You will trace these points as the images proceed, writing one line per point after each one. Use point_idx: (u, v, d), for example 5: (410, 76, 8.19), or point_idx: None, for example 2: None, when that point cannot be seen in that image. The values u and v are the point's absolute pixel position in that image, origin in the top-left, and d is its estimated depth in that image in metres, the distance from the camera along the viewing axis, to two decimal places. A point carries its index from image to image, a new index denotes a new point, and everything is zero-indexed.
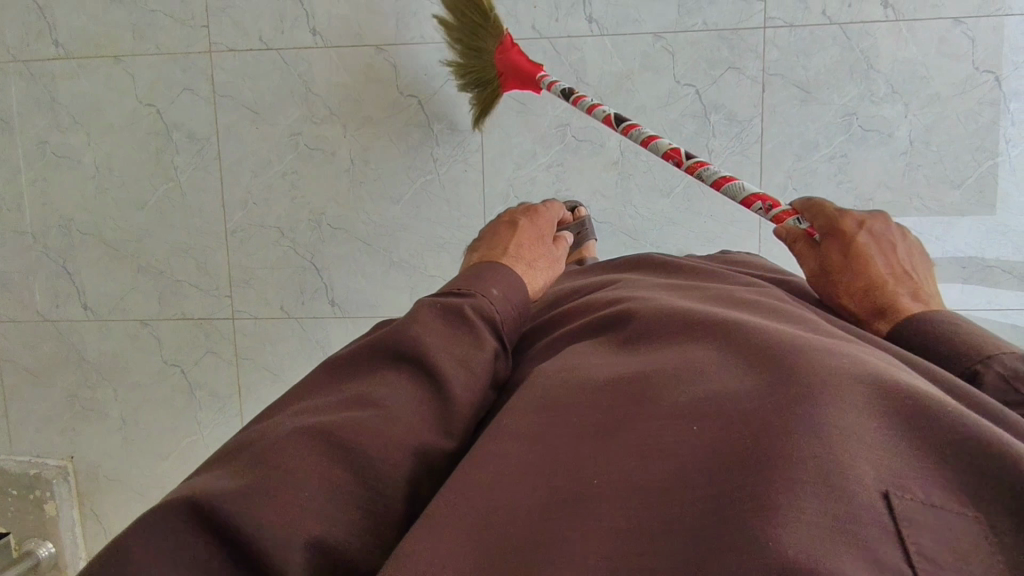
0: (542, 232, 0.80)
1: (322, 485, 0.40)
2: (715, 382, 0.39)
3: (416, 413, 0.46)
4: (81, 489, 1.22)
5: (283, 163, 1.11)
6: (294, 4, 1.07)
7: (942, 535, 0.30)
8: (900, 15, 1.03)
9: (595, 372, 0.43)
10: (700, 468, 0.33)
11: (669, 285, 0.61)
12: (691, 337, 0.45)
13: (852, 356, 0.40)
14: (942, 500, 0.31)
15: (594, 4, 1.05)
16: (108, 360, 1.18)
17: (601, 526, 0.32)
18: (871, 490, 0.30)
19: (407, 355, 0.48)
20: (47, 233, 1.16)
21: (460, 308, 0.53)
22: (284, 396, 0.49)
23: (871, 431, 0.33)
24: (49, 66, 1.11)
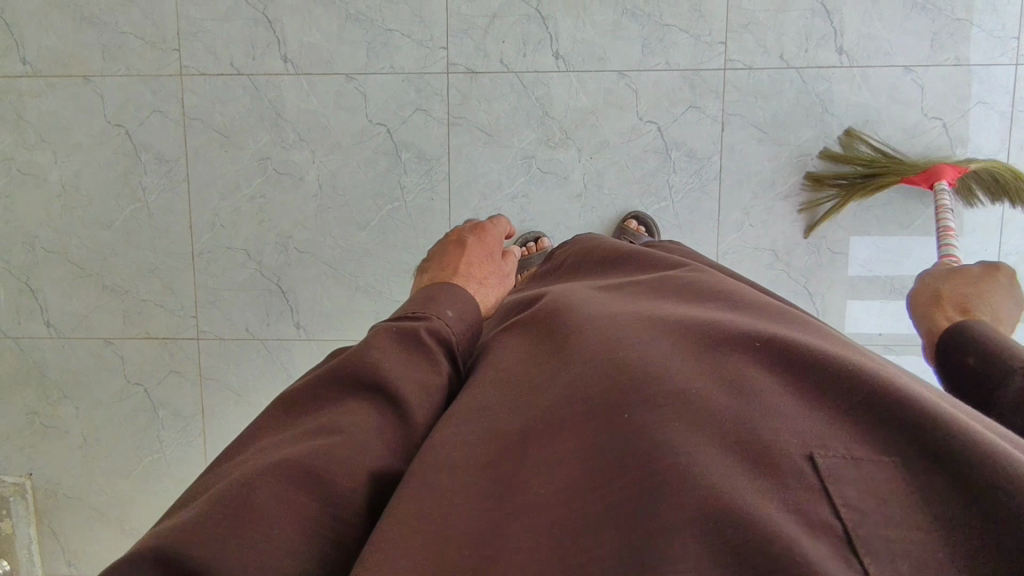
0: (490, 249, 0.85)
1: (289, 519, 0.42)
2: (647, 363, 0.43)
3: (379, 434, 0.49)
4: (38, 507, 1.21)
5: (252, 186, 1.12)
6: (266, 30, 1.09)
7: (864, 482, 0.34)
8: (854, 61, 1.08)
9: (543, 376, 0.48)
10: (637, 444, 0.37)
11: (608, 283, 0.66)
12: (629, 327, 0.50)
13: (775, 332, 0.45)
14: (863, 451, 0.35)
15: (561, 41, 1.08)
16: (70, 378, 1.17)
17: (559, 518, 0.36)
18: (795, 461, 0.35)
19: (368, 381, 0.51)
20: (10, 249, 1.16)
21: (416, 331, 0.56)
22: (241, 435, 0.51)
23: (787, 409, 0.38)
24: (17, 83, 1.11)
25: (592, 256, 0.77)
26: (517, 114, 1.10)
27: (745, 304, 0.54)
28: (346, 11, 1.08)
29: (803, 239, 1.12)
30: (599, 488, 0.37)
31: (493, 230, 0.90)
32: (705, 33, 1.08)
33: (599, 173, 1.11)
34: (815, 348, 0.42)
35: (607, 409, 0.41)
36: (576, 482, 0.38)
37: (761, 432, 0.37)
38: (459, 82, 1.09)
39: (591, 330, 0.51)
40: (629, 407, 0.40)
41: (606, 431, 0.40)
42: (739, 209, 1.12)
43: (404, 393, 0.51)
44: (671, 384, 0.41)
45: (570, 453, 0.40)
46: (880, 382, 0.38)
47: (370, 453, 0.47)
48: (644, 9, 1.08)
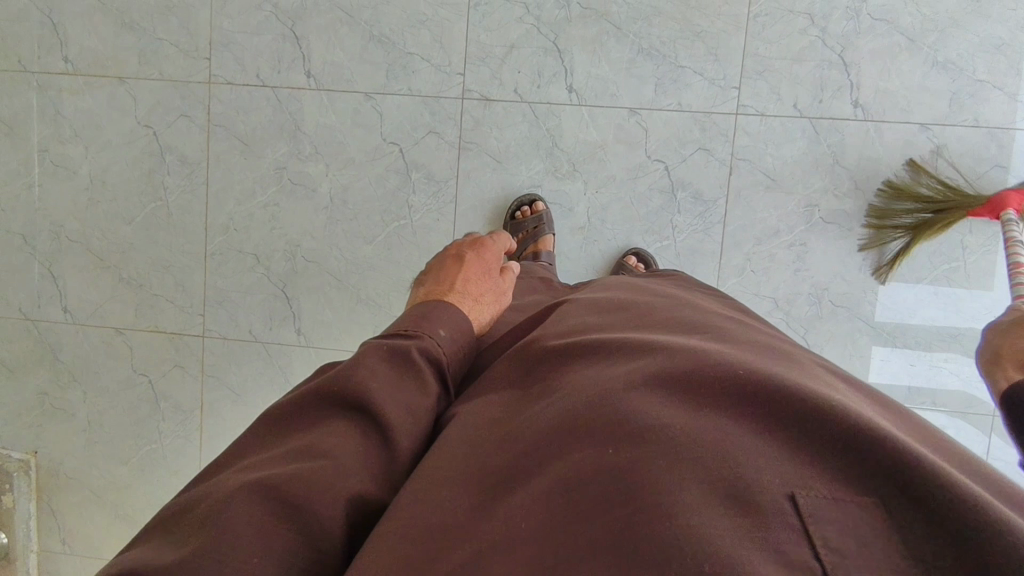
0: (490, 265, 0.84)
1: (264, 542, 0.43)
2: (639, 403, 0.44)
3: (362, 455, 0.50)
4: (40, 484, 1.26)
5: (266, 194, 1.16)
6: (293, 46, 1.13)
7: (846, 522, 0.33)
8: (869, 115, 1.07)
9: (541, 411, 0.48)
10: (617, 481, 0.37)
11: (609, 314, 0.67)
12: (628, 365, 0.50)
13: (759, 368, 0.45)
14: (847, 492, 0.35)
15: (575, 75, 1.10)
16: (80, 363, 1.22)
17: (532, 546, 0.36)
18: (776, 497, 0.35)
19: (357, 401, 0.52)
20: (37, 235, 1.21)
21: (407, 350, 0.57)
22: (227, 451, 0.52)
23: (763, 446, 0.38)
24: (57, 80, 1.17)
25: (598, 284, 0.81)
26: (526, 143, 1.12)
27: (753, 348, 0.54)
28: (370, 32, 1.12)
29: (804, 289, 1.11)
30: (579, 523, 0.36)
31: (493, 247, 0.88)
32: (719, 76, 1.08)
33: (603, 208, 1.12)
34: (794, 385, 0.42)
35: (590, 446, 0.41)
36: (557, 516, 0.37)
37: (745, 469, 0.36)
38: (472, 108, 1.12)
39: (578, 375, 0.52)
40: (613, 445, 0.40)
41: (585, 467, 0.39)
42: (741, 253, 1.11)
43: (391, 417, 0.52)
44: (660, 421, 0.41)
45: (549, 488, 0.39)
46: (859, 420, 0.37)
47: (352, 476, 0.48)
48: (659, 49, 1.09)
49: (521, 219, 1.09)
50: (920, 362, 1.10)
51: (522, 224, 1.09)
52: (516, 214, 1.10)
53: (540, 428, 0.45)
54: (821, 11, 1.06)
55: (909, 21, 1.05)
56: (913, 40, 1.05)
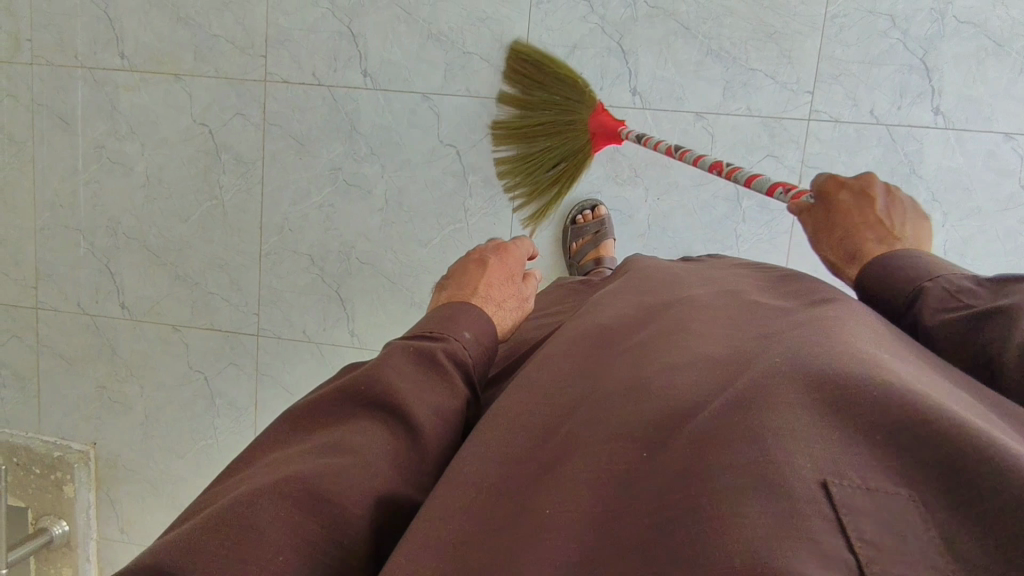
0: (513, 271, 0.81)
1: (293, 540, 0.43)
2: (672, 394, 0.41)
3: (387, 452, 0.49)
4: (100, 474, 1.29)
5: (322, 195, 1.15)
6: (350, 44, 1.11)
7: (886, 517, 0.30)
8: (950, 123, 1.02)
9: (572, 403, 0.46)
10: (649, 485, 0.36)
11: (648, 296, 0.64)
12: (663, 351, 0.48)
13: (806, 344, 0.41)
14: (887, 480, 0.31)
15: (640, 78, 1.07)
16: (138, 358, 1.24)
17: (565, 558, 0.35)
18: (806, 482, 0.31)
19: (382, 401, 0.52)
20: (94, 232, 1.22)
21: (432, 353, 0.56)
22: (254, 444, 0.52)
23: (800, 422, 0.34)
24: (114, 76, 1.17)
25: (635, 265, 0.78)
26: None
27: (789, 316, 0.50)
28: (428, 30, 1.09)
29: None
30: (619, 533, 0.34)
31: (517, 252, 0.84)
32: (791, 80, 1.04)
33: (666, 216, 1.09)
34: (841, 359, 0.37)
35: (629, 450, 0.39)
36: (600, 526, 0.36)
37: (773, 447, 0.33)
38: None
39: (618, 365, 0.49)
40: (648, 446, 0.38)
41: (626, 475, 0.37)
42: (808, 265, 1.08)
43: (416, 416, 0.51)
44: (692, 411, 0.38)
45: (586, 491, 0.38)
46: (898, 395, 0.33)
47: (377, 475, 0.47)
48: (729, 51, 1.04)
49: (582, 223, 1.08)
50: None
51: (583, 228, 1.07)
52: (578, 218, 1.09)
53: (574, 425, 0.44)
54: (904, 13, 1.00)
55: (998, 24, 0.99)
56: (1001, 44, 0.99)
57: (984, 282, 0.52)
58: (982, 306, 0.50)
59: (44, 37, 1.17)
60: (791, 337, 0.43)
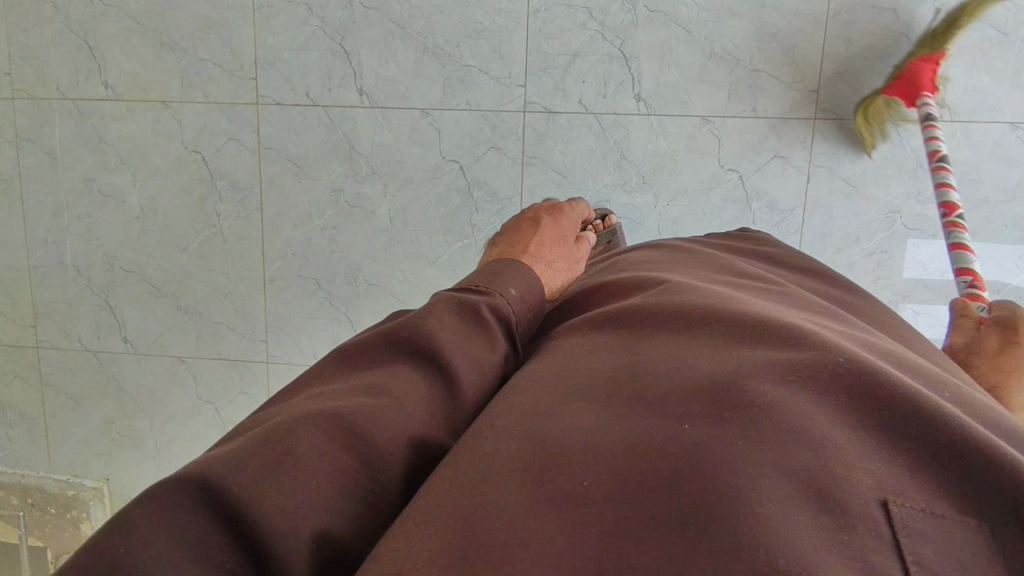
0: (565, 233, 0.76)
1: (325, 476, 0.36)
2: (704, 378, 0.38)
3: (426, 399, 0.43)
4: (115, 509, 1.27)
5: (323, 217, 1.13)
6: (343, 62, 1.08)
7: (950, 548, 0.27)
8: (955, 116, 1.02)
9: (591, 374, 0.43)
10: (679, 456, 0.31)
11: (672, 274, 0.60)
12: (689, 340, 0.44)
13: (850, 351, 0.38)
14: (946, 506, 0.28)
15: (643, 84, 1.05)
16: (146, 392, 1.22)
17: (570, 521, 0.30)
18: (863, 500, 0.28)
19: (427, 348, 0.45)
20: (90, 267, 1.19)
21: (478, 306, 0.50)
22: (290, 382, 0.46)
23: (857, 441, 0.32)
24: (98, 106, 1.13)
25: (667, 244, 0.74)
26: (594, 158, 1.08)
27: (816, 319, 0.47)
28: (424, 44, 1.07)
29: (885, 295, 1.08)
30: (644, 500, 0.30)
31: (569, 213, 0.81)
32: (796, 79, 1.03)
33: (676, 221, 1.09)
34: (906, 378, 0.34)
35: (658, 421, 0.35)
36: (620, 484, 0.31)
37: (832, 462, 0.30)
38: (536, 121, 1.07)
39: (652, 349, 0.44)
40: (678, 421, 0.34)
41: (656, 442, 0.33)
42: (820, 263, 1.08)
43: (458, 368, 0.45)
44: (734, 397, 0.35)
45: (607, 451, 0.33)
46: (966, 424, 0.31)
47: (415, 420, 0.41)
48: (733, 53, 1.03)
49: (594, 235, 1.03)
50: None
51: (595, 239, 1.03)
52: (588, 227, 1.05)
53: (593, 395, 0.40)
54: (907, 6, 0.99)
55: (1002, 13, 0.98)
56: (1006, 33, 0.98)
57: None
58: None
59: (24, 71, 1.13)
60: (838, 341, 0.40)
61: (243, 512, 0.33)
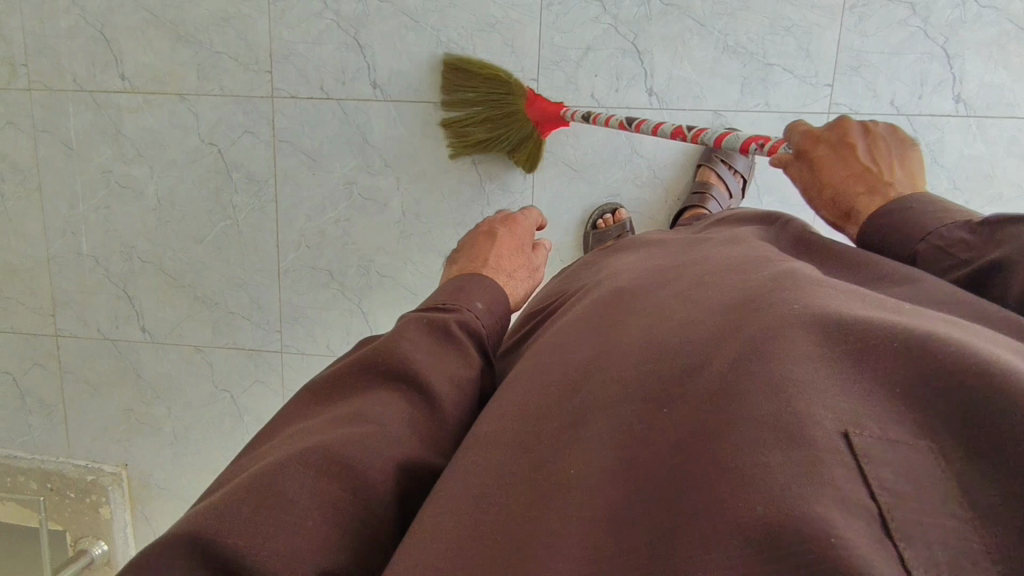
0: (522, 242, 0.82)
1: (317, 507, 0.43)
2: (691, 355, 0.41)
3: (407, 423, 0.50)
4: (133, 494, 1.30)
5: (336, 210, 1.14)
6: (357, 55, 1.08)
7: (906, 464, 0.29)
8: (971, 111, 1.01)
9: (589, 362, 0.47)
10: (674, 442, 0.36)
11: (654, 262, 0.65)
12: (681, 315, 0.48)
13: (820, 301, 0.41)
14: (903, 431, 0.30)
15: (656, 78, 1.05)
16: (163, 380, 1.24)
17: (587, 519, 0.35)
18: (824, 432, 0.30)
19: (400, 374, 0.52)
20: (109, 257, 1.20)
21: (445, 325, 0.57)
22: (277, 419, 0.53)
23: (820, 374, 0.34)
24: (116, 98, 1.14)
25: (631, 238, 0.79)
26: (604, 151, 1.08)
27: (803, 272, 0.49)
28: (438, 38, 1.07)
29: None
30: (643, 494, 0.35)
31: (524, 223, 0.86)
32: (810, 73, 1.02)
33: None
34: (856, 315, 0.37)
35: (655, 409, 0.39)
36: (623, 485, 0.36)
37: (796, 400, 0.32)
38: None
39: (632, 330, 0.49)
40: (668, 405, 0.39)
41: (643, 437, 0.38)
42: None
43: (434, 388, 0.52)
44: (713, 366, 0.39)
45: (614, 449, 0.38)
46: (918, 348, 0.33)
47: (399, 446, 0.48)
48: (746, 47, 1.02)
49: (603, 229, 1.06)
50: None
51: (604, 233, 1.06)
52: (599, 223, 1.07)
53: (595, 387, 0.44)
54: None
55: (1020, 7, 0.97)
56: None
57: (976, 228, 0.58)
58: (980, 260, 0.55)
59: (41, 62, 1.14)
60: (808, 295, 0.43)
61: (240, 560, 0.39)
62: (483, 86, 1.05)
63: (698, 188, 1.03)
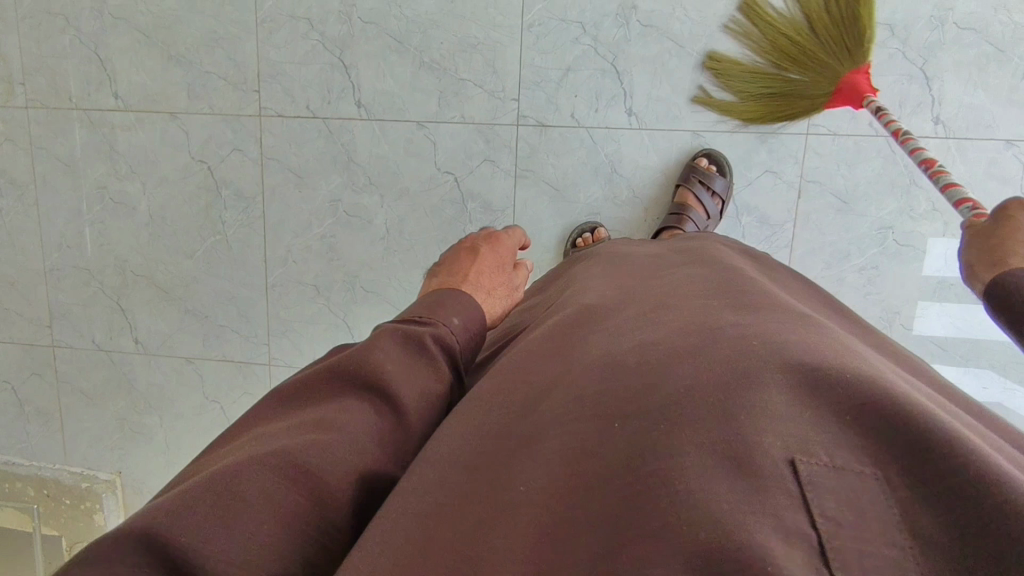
0: (503, 258, 0.80)
1: (274, 517, 0.40)
2: (643, 366, 0.42)
3: (374, 432, 0.48)
4: (127, 501, 1.33)
5: (322, 226, 1.16)
6: (342, 75, 1.10)
7: (847, 493, 0.30)
8: (950, 132, 1.01)
9: (545, 376, 0.47)
10: (619, 451, 0.35)
11: (623, 280, 0.66)
12: (639, 329, 0.48)
13: (776, 330, 0.42)
14: (849, 457, 0.31)
15: (635, 98, 1.06)
16: (155, 390, 1.27)
17: (530, 528, 0.35)
18: (772, 461, 0.31)
19: (371, 383, 0.50)
20: (103, 271, 1.23)
21: (421, 338, 0.55)
22: (241, 420, 0.51)
23: (767, 401, 0.34)
24: (109, 117, 1.17)
25: (602, 252, 0.80)
26: (584, 170, 1.09)
27: (765, 300, 0.50)
28: (421, 59, 1.08)
29: (875, 312, 1.08)
30: (585, 503, 0.34)
31: (508, 241, 0.83)
32: None
33: None
34: (805, 348, 0.38)
35: (603, 417, 0.39)
36: (565, 495, 0.35)
37: (745, 429, 0.33)
38: (528, 135, 1.09)
39: (589, 345, 0.49)
40: (615, 414, 0.38)
41: (592, 443, 0.37)
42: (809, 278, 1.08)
43: (403, 398, 0.50)
44: (663, 381, 0.39)
45: (558, 457, 0.38)
46: (855, 381, 0.34)
47: (364, 455, 0.46)
48: None
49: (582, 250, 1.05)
50: (994, 386, 1.07)
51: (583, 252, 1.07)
52: (578, 241, 1.08)
53: (548, 398, 0.44)
54: (902, 22, 0.98)
55: (999, 30, 0.97)
56: (1002, 50, 0.97)
57: None
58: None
59: (37, 81, 1.17)
60: (765, 323, 0.44)
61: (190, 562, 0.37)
62: (813, 28, 0.94)
63: (675, 210, 1.04)
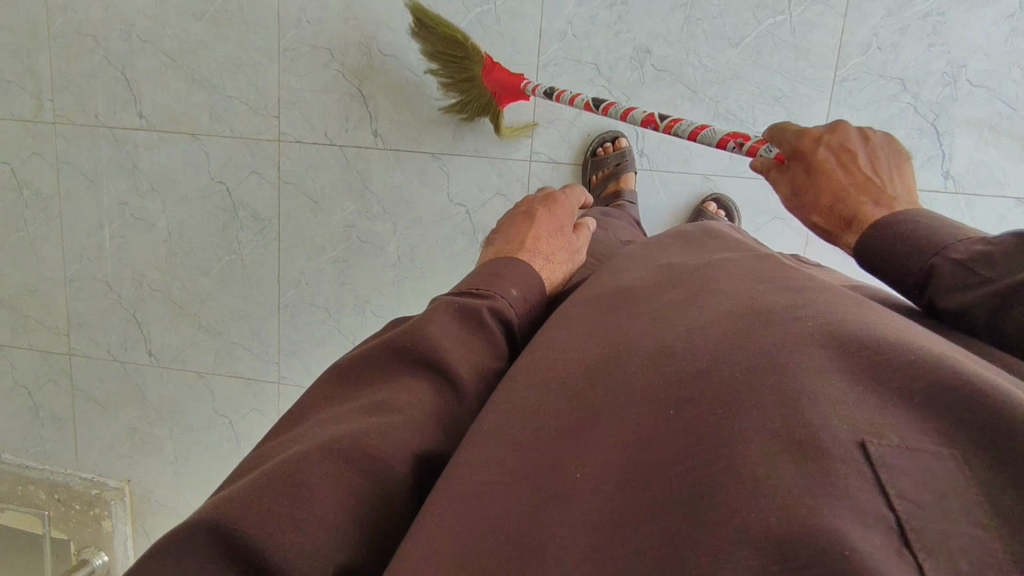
0: (562, 221, 0.72)
1: (339, 504, 0.40)
2: (692, 350, 0.38)
3: (433, 412, 0.46)
4: (135, 509, 1.37)
5: (335, 250, 1.18)
6: (360, 105, 1.13)
7: (925, 476, 0.26)
8: (959, 188, 1.02)
9: (585, 355, 0.43)
10: (676, 444, 0.32)
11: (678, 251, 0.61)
12: (687, 307, 0.44)
13: (839, 309, 0.37)
14: (924, 439, 0.27)
15: (647, 139, 1.09)
16: (167, 402, 1.30)
17: (582, 524, 0.32)
18: (839, 440, 0.27)
19: (431, 362, 0.48)
20: (121, 284, 1.26)
21: (478, 311, 0.51)
22: (302, 398, 0.49)
23: (835, 384, 0.30)
24: (133, 135, 1.20)
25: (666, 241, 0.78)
26: None
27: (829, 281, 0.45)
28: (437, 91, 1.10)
29: None
30: (642, 498, 0.31)
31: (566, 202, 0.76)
32: None
33: None
34: (875, 328, 0.34)
35: (654, 409, 0.35)
36: (622, 485, 0.32)
37: (809, 412, 0.29)
38: (540, 170, 1.11)
39: (635, 322, 0.45)
40: (668, 406, 0.35)
41: (643, 437, 0.34)
42: None
43: (460, 375, 0.48)
44: (718, 366, 0.35)
45: (610, 450, 0.35)
46: (929, 360, 0.30)
47: (424, 437, 0.44)
48: (736, 114, 1.04)
49: None
50: None
51: None
52: None
53: (592, 383, 0.40)
54: (916, 76, 0.99)
55: (1013, 88, 0.97)
56: (1016, 108, 0.98)
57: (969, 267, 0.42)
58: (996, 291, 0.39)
59: (64, 98, 1.20)
60: (829, 298, 0.39)
61: (261, 551, 0.37)
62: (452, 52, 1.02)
63: None
